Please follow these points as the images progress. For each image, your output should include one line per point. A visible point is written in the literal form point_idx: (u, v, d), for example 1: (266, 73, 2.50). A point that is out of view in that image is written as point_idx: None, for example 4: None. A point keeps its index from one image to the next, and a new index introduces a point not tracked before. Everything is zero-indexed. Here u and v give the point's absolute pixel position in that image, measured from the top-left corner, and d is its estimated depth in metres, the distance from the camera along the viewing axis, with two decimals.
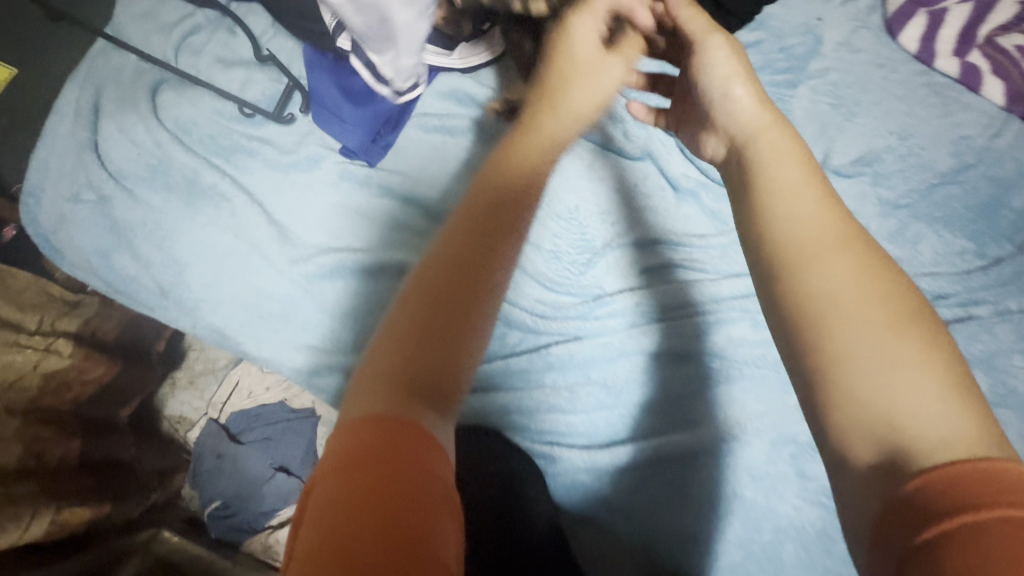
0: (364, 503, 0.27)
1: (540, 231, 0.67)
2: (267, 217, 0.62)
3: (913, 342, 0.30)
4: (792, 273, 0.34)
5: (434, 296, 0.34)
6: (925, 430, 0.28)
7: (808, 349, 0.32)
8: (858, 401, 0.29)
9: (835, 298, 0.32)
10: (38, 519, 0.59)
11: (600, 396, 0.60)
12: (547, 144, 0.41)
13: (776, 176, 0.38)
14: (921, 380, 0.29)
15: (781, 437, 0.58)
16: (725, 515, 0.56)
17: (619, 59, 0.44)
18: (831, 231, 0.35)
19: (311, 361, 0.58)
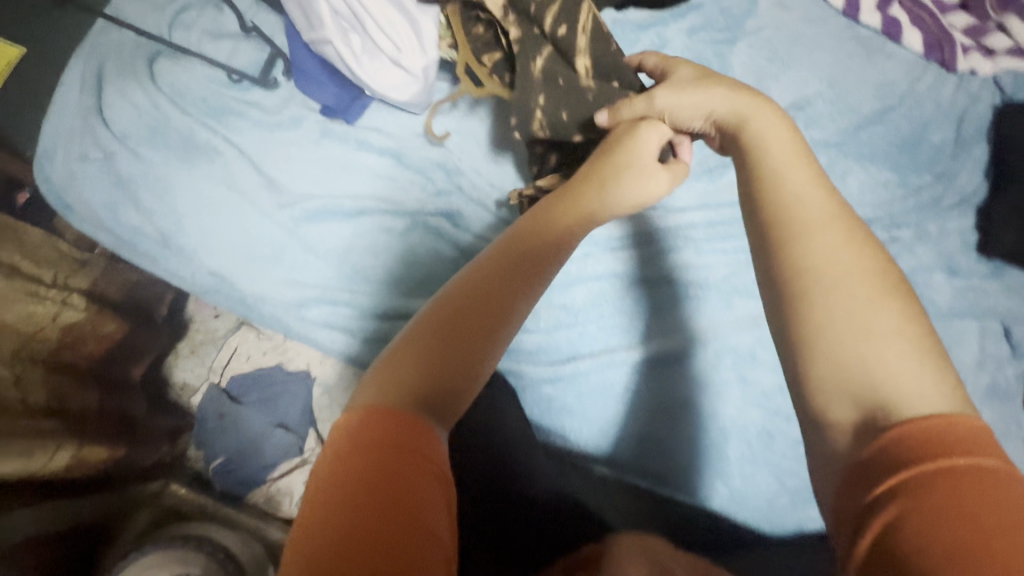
0: (380, 464, 0.38)
1: (500, 172, 0.71)
2: (255, 167, 0.71)
3: (889, 325, 0.41)
4: (793, 241, 0.45)
5: (472, 317, 0.45)
6: (890, 371, 0.39)
7: (793, 301, 0.44)
8: (830, 347, 0.41)
9: (823, 268, 0.43)
10: (63, 450, 0.66)
11: (560, 316, 0.68)
12: (563, 223, 0.52)
13: (786, 162, 0.49)
14: (893, 340, 0.40)
15: (722, 346, 0.66)
16: (670, 415, 0.65)
17: (665, 174, 0.56)
18: (826, 210, 0.46)
19: (299, 294, 0.69)
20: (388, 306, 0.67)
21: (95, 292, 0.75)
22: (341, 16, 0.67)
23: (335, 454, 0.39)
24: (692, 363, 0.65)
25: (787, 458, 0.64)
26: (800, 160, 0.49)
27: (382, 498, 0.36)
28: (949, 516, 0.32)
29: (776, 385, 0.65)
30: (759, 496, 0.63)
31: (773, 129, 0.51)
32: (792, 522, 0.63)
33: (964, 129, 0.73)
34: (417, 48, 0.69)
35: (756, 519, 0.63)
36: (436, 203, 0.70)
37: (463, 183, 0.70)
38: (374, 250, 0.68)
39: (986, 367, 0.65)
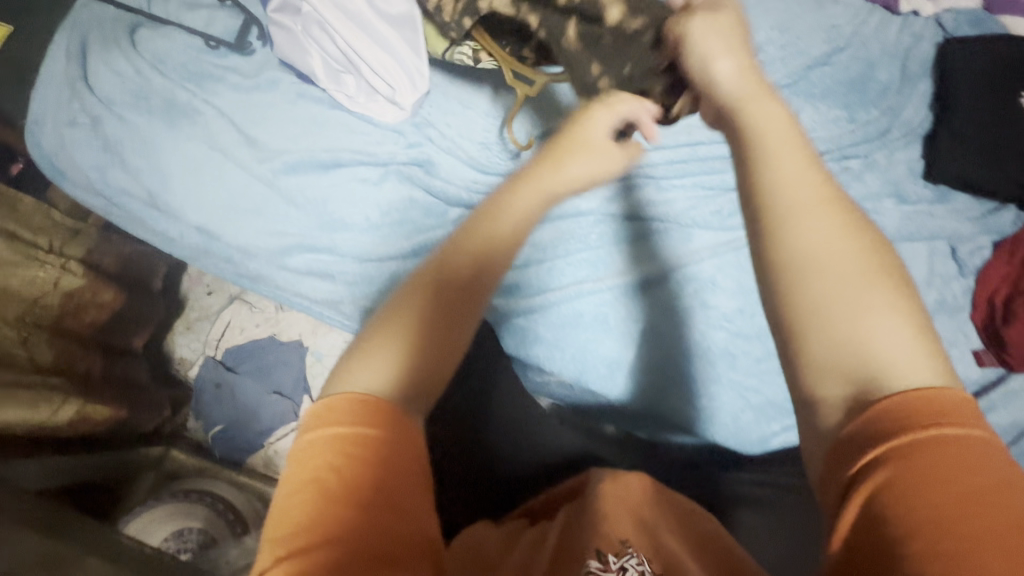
0: (381, 463, 0.38)
1: (470, 125, 0.76)
2: (234, 126, 0.76)
3: (876, 287, 0.35)
4: (784, 226, 0.37)
5: (451, 313, 0.46)
6: (889, 354, 0.33)
7: (780, 291, 0.36)
8: (822, 333, 0.34)
9: (815, 253, 0.35)
10: (68, 405, 0.70)
11: (530, 253, 0.73)
12: (524, 209, 0.52)
13: (773, 135, 0.41)
14: (885, 320, 0.34)
15: (686, 274, 0.70)
16: (635, 339, 0.69)
17: (621, 153, 0.57)
18: (815, 188, 0.38)
19: (277, 241, 0.74)
20: (367, 247, 0.73)
21: (90, 261, 0.78)
22: (333, 61, 0.73)
23: (324, 449, 0.37)
24: (658, 289, 0.70)
25: (749, 375, 0.68)
26: (788, 134, 0.41)
27: (382, 497, 0.37)
28: (925, 492, 0.28)
29: (735, 309, 0.69)
30: (723, 413, 0.67)
31: (768, 110, 0.42)
32: (758, 436, 0.67)
33: (909, 66, 0.77)
34: (407, 79, 0.73)
35: (724, 436, 0.67)
36: (408, 153, 0.75)
37: (435, 136, 0.76)
38: (353, 200, 0.74)
39: (932, 284, 0.69)
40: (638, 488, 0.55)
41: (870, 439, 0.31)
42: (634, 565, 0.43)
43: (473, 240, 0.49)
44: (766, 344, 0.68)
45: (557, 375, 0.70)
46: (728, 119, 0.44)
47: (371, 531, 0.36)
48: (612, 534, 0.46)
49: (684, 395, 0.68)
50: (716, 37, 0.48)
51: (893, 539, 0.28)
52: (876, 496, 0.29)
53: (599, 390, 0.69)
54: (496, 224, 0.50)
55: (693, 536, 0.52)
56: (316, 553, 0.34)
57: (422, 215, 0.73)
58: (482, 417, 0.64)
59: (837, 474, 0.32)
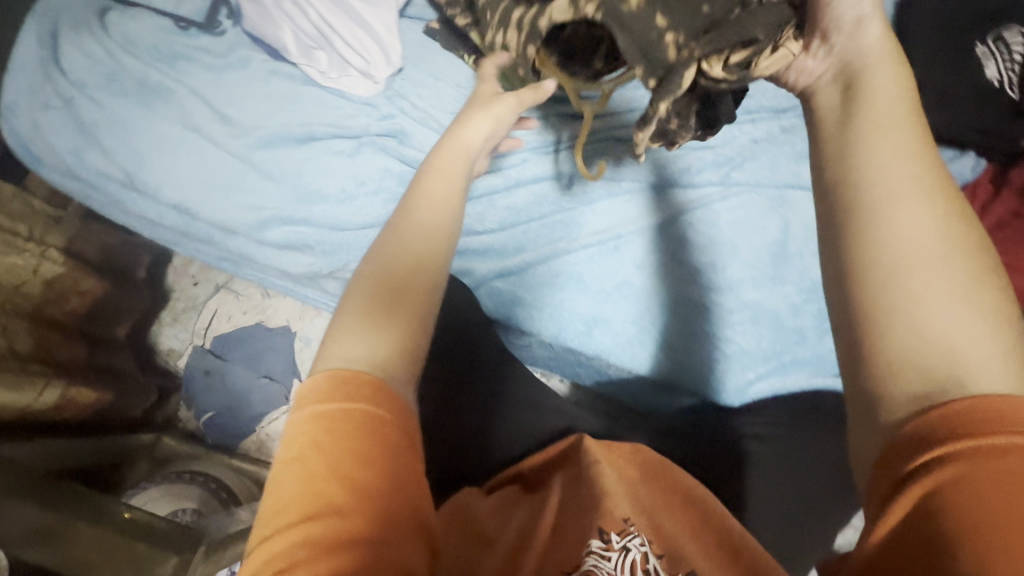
0: (361, 437, 0.37)
1: (442, 95, 0.78)
2: (209, 105, 0.79)
3: (966, 293, 0.33)
4: (872, 215, 0.36)
5: (402, 304, 0.43)
6: (981, 362, 0.32)
7: (867, 278, 0.35)
8: (908, 325, 0.33)
9: (914, 243, 0.34)
10: (51, 388, 0.71)
11: (505, 218, 0.77)
12: (439, 224, 0.48)
13: (890, 118, 0.38)
14: (969, 323, 0.33)
15: (659, 232, 0.74)
16: (607, 295, 0.73)
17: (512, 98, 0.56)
18: (924, 176, 0.36)
19: (259, 215, 0.78)
20: (343, 218, 0.77)
21: (72, 250, 0.80)
22: (306, 37, 0.78)
23: (307, 427, 0.37)
24: (625, 248, 0.73)
25: (718, 325, 0.72)
26: (905, 120, 0.38)
27: (363, 472, 0.36)
28: (988, 493, 0.27)
29: (702, 264, 0.73)
30: (695, 361, 0.72)
31: (886, 91, 0.39)
32: (734, 386, 0.71)
33: None
34: (382, 55, 0.77)
35: (698, 383, 0.72)
36: (381, 125, 0.78)
37: (407, 107, 0.78)
38: (327, 171, 0.78)
39: None
40: (632, 465, 0.55)
41: (934, 436, 0.30)
42: (639, 544, 0.45)
43: (404, 225, 0.48)
44: (737, 296, 0.72)
45: (537, 333, 0.74)
46: (841, 104, 0.41)
47: (352, 503, 0.35)
48: (614, 512, 0.48)
49: (658, 346, 0.72)
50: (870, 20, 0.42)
51: (946, 534, 0.28)
52: (933, 494, 0.29)
53: (572, 344, 0.73)
54: (422, 204, 0.49)
55: (687, 510, 0.52)
56: (303, 527, 0.35)
57: (398, 184, 0.77)
58: (465, 376, 0.67)
59: (890, 469, 0.31)
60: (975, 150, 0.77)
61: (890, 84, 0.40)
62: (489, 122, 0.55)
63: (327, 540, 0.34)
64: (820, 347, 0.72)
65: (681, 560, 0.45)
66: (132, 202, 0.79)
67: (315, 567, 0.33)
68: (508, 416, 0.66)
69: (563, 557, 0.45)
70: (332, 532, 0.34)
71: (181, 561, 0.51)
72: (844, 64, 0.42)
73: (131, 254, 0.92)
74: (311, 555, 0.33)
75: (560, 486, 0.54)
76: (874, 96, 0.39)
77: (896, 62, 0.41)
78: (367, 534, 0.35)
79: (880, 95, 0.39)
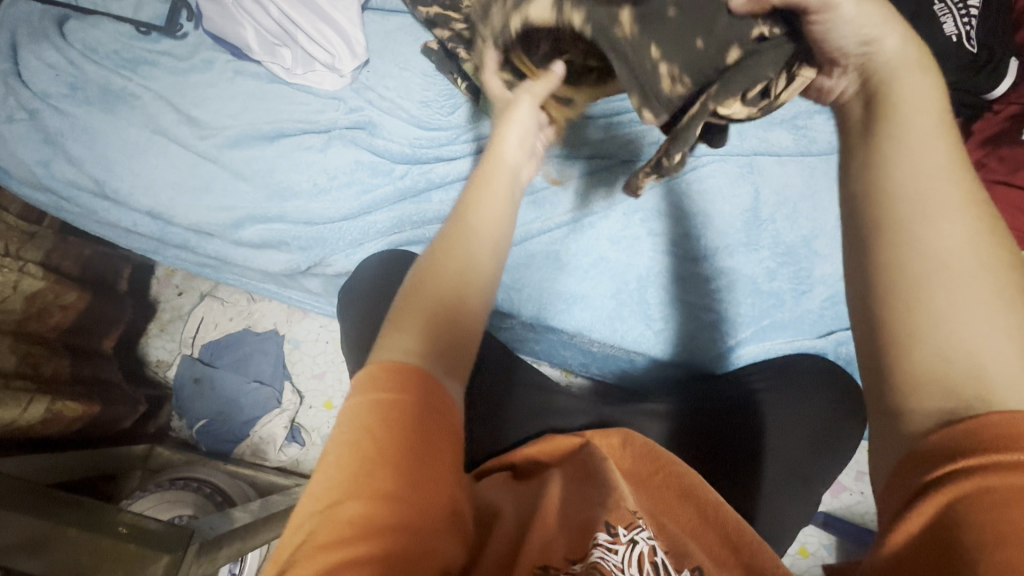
0: (416, 435, 0.37)
1: (410, 86, 0.80)
2: (175, 109, 0.79)
3: (1004, 308, 0.32)
4: (912, 226, 0.35)
5: (458, 319, 0.43)
6: (1012, 382, 0.30)
7: (896, 286, 0.34)
8: (938, 341, 0.32)
9: (947, 258, 0.34)
10: (36, 403, 0.70)
11: None
12: (484, 261, 0.46)
13: (923, 133, 0.37)
14: (1000, 341, 0.31)
15: (632, 207, 0.76)
16: (583, 270, 0.75)
17: (528, 97, 0.51)
18: (959, 195, 0.35)
19: (233, 215, 0.78)
20: (316, 212, 0.78)
21: (50, 265, 0.80)
22: (268, 34, 0.78)
23: (363, 410, 0.37)
24: (599, 225, 0.76)
25: (691, 295, 0.74)
26: (942, 137, 0.37)
27: (412, 464, 0.36)
28: (1015, 507, 0.27)
29: (671, 234, 0.75)
30: (675, 329, 0.74)
31: (924, 105, 0.38)
32: (715, 352, 0.73)
33: None
34: (345, 47, 0.79)
35: (678, 350, 0.74)
36: (350, 117, 0.79)
37: (375, 100, 0.80)
38: (298, 167, 0.78)
39: None
40: (630, 463, 0.53)
41: (961, 447, 0.30)
42: (646, 538, 0.41)
43: (464, 232, 0.46)
44: (714, 264, 0.74)
45: (517, 314, 0.75)
46: (870, 115, 0.40)
47: (395, 490, 0.35)
48: (624, 505, 0.43)
49: (640, 319, 0.74)
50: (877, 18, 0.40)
51: (964, 546, 0.28)
52: (952, 507, 0.29)
53: (554, 322, 0.75)
54: (480, 209, 0.48)
55: (684, 504, 0.48)
56: (344, 506, 0.34)
57: (371, 175, 0.78)
58: None
59: (910, 476, 0.31)
60: None
61: (936, 104, 0.39)
62: (524, 128, 0.51)
63: (371, 520, 0.34)
64: (797, 310, 0.74)
65: (685, 556, 0.41)
66: (106, 210, 0.79)
67: (357, 547, 0.32)
68: (514, 394, 0.66)
69: (570, 545, 0.40)
70: (375, 514, 0.34)
71: (173, 560, 0.51)
72: (877, 76, 0.41)
73: (109, 266, 0.91)
74: (353, 536, 0.33)
75: (561, 481, 0.49)
76: (899, 117, 0.38)
77: (933, 78, 0.40)
78: (413, 525, 0.35)
79: (913, 117, 0.38)
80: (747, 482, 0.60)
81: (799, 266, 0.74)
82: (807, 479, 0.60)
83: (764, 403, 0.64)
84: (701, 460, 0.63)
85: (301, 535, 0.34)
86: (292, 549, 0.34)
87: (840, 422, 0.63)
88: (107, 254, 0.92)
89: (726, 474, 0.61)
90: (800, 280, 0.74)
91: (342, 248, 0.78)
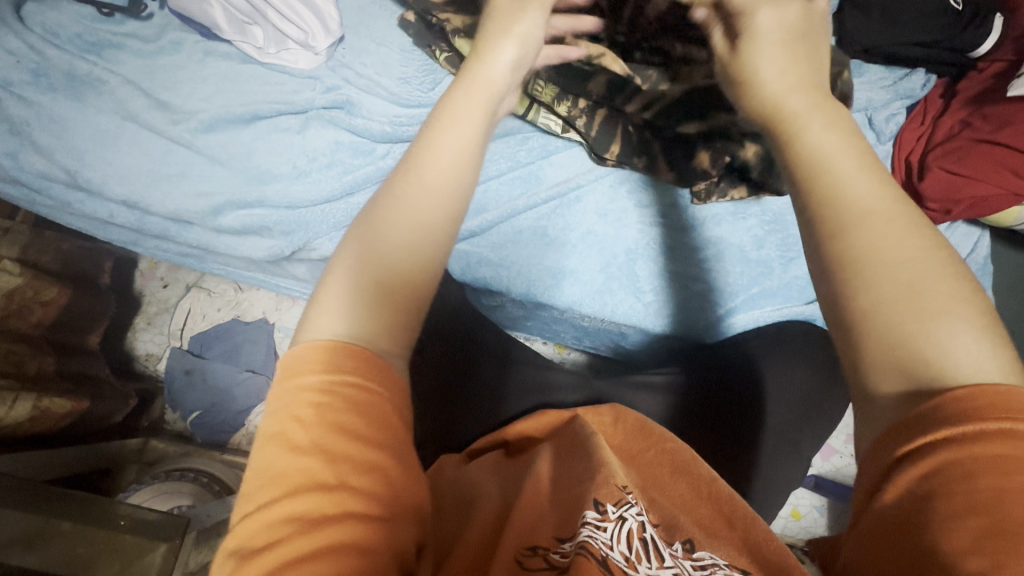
0: (366, 420, 0.36)
1: (387, 61, 0.78)
2: (143, 92, 0.77)
3: (944, 289, 0.34)
4: (839, 230, 0.37)
5: (401, 285, 0.42)
6: (948, 352, 0.33)
7: (843, 273, 0.36)
8: (886, 322, 0.34)
9: (879, 249, 0.36)
10: (22, 400, 0.70)
11: None
12: (430, 225, 0.44)
13: (830, 147, 0.40)
14: (948, 319, 0.33)
15: (619, 179, 0.76)
16: (572, 245, 0.75)
17: (537, 7, 0.53)
18: (875, 192, 0.38)
19: (212, 202, 0.76)
20: (297, 196, 0.76)
21: (27, 260, 0.78)
22: (237, 12, 0.76)
23: (289, 399, 0.36)
24: (586, 198, 0.75)
25: (680, 266, 0.74)
26: (851, 143, 0.40)
27: (355, 450, 0.35)
28: (981, 475, 0.28)
29: (657, 204, 0.75)
30: (669, 301, 0.74)
31: (826, 117, 0.41)
32: (706, 323, 0.73)
33: None
34: (318, 22, 0.76)
35: (672, 323, 0.73)
36: (327, 97, 0.77)
37: (356, 77, 0.78)
38: (277, 150, 0.76)
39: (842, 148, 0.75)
40: (620, 439, 0.54)
41: (932, 419, 0.31)
42: (635, 514, 0.40)
43: (413, 190, 0.44)
44: (701, 233, 0.74)
45: (507, 292, 0.75)
46: (776, 146, 0.42)
47: (335, 479, 0.34)
48: (612, 481, 0.43)
49: (630, 293, 0.74)
50: (768, 57, 0.44)
51: (938, 515, 0.29)
52: (936, 473, 0.29)
53: (544, 299, 0.74)
54: (435, 159, 0.45)
55: (678, 480, 0.48)
56: (278, 506, 0.33)
57: (352, 155, 0.77)
58: (445, 347, 0.65)
59: (887, 450, 0.32)
60: (923, 67, 0.81)
61: (839, 120, 0.41)
62: (520, 47, 0.52)
63: (309, 515, 0.33)
64: (785, 278, 0.74)
65: (676, 528, 0.41)
66: (79, 201, 0.77)
67: (291, 545, 0.32)
68: (507, 371, 0.66)
69: (557, 526, 0.40)
70: (317, 506, 0.33)
71: (171, 548, 0.52)
72: (764, 103, 0.44)
73: (91, 259, 0.90)
74: (292, 531, 0.32)
75: (548, 457, 0.50)
76: (802, 138, 0.41)
77: (830, 100, 0.42)
78: (365, 512, 0.34)
79: (815, 135, 0.40)
80: (736, 449, 0.61)
81: (787, 233, 0.75)
82: (797, 444, 0.62)
83: (755, 369, 0.65)
84: (698, 431, 0.64)
85: (239, 541, 0.33)
86: (233, 559, 0.33)
87: (831, 390, 0.63)
88: (87, 248, 0.90)
89: (717, 439, 0.62)
90: (787, 247, 0.75)
91: (326, 231, 0.77)
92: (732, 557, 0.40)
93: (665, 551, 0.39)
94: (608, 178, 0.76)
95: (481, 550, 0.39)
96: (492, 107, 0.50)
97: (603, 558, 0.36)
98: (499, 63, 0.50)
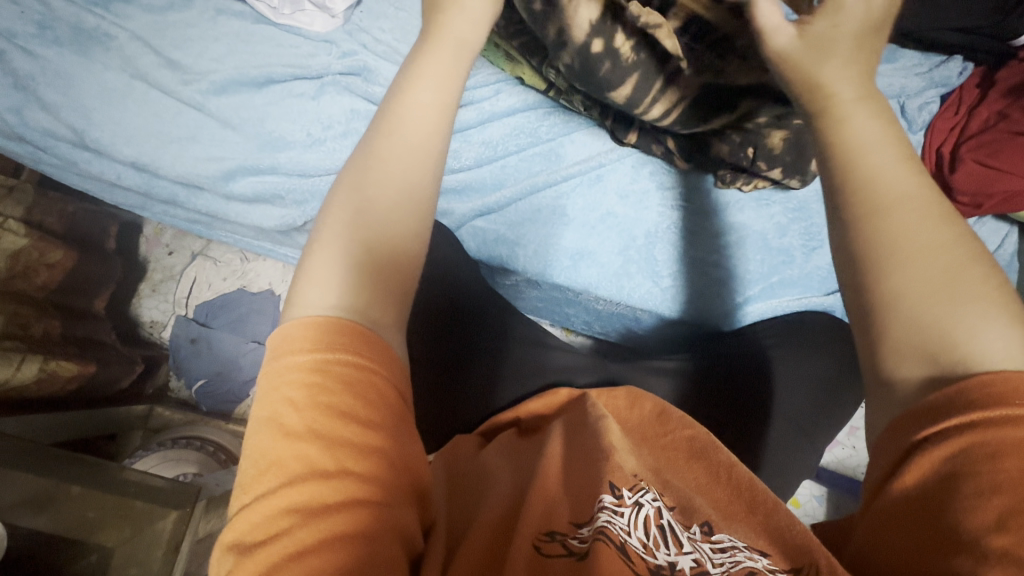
0: (364, 396, 0.35)
1: (405, 26, 0.75)
2: (152, 49, 0.74)
3: (968, 280, 0.35)
4: (872, 225, 0.38)
5: (386, 253, 0.41)
6: (976, 341, 0.33)
7: (869, 268, 0.37)
8: (909, 312, 0.35)
9: (904, 242, 0.36)
10: (29, 361, 0.69)
11: (480, 154, 0.76)
12: (416, 189, 0.43)
13: (873, 142, 0.39)
14: (970, 307, 0.34)
15: (641, 159, 0.74)
16: (590, 226, 0.73)
17: None
18: (905, 187, 0.38)
19: (222, 167, 0.75)
20: (310, 163, 0.74)
21: (31, 221, 0.77)
22: None
23: (279, 380, 0.35)
24: (608, 177, 0.74)
25: (695, 253, 0.73)
26: (889, 139, 0.40)
27: (353, 433, 0.34)
28: (1007, 456, 0.30)
29: (678, 186, 0.73)
30: (685, 285, 0.73)
31: (866, 110, 0.41)
32: (723, 310, 0.72)
33: None
34: None
35: (687, 308, 0.72)
36: (343, 62, 0.75)
37: (374, 43, 0.75)
38: (290, 116, 0.74)
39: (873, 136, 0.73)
40: (636, 422, 0.53)
41: (957, 403, 0.32)
42: (651, 500, 0.40)
43: (394, 151, 0.43)
44: (724, 219, 0.73)
45: (522, 271, 0.74)
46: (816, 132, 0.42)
47: (334, 466, 0.33)
48: (623, 467, 0.43)
49: (646, 276, 0.72)
50: (843, 40, 0.41)
51: (962, 493, 0.30)
52: (956, 459, 0.31)
53: (558, 279, 0.73)
54: (407, 121, 0.44)
55: (694, 466, 0.48)
56: (280, 495, 0.33)
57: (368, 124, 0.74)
58: (457, 326, 0.65)
59: (903, 435, 0.34)
60: (961, 54, 0.79)
61: (880, 113, 0.41)
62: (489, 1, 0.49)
63: (311, 504, 0.32)
64: (807, 267, 0.73)
65: (693, 511, 0.41)
66: (86, 161, 0.76)
67: (296, 536, 0.31)
68: (514, 354, 0.65)
69: (572, 509, 0.40)
70: (315, 496, 0.32)
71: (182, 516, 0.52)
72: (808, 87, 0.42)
73: (96, 223, 0.88)
74: (296, 522, 0.32)
75: (560, 435, 0.49)
76: (844, 129, 0.40)
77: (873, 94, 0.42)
78: (367, 496, 0.33)
79: (857, 127, 0.40)
80: (748, 437, 0.61)
81: (811, 222, 0.73)
82: (809, 434, 0.62)
83: (772, 360, 0.64)
84: (708, 414, 0.63)
85: (236, 536, 0.33)
86: (230, 556, 0.32)
87: (846, 381, 0.63)
88: (92, 212, 0.88)
89: (731, 423, 0.62)
90: (810, 237, 0.73)
91: None
92: (751, 539, 0.40)
93: (683, 535, 0.38)
94: (629, 160, 0.74)
95: (494, 529, 0.39)
96: (462, 57, 0.48)
97: (622, 545, 0.36)
98: (469, 11, 0.48)
